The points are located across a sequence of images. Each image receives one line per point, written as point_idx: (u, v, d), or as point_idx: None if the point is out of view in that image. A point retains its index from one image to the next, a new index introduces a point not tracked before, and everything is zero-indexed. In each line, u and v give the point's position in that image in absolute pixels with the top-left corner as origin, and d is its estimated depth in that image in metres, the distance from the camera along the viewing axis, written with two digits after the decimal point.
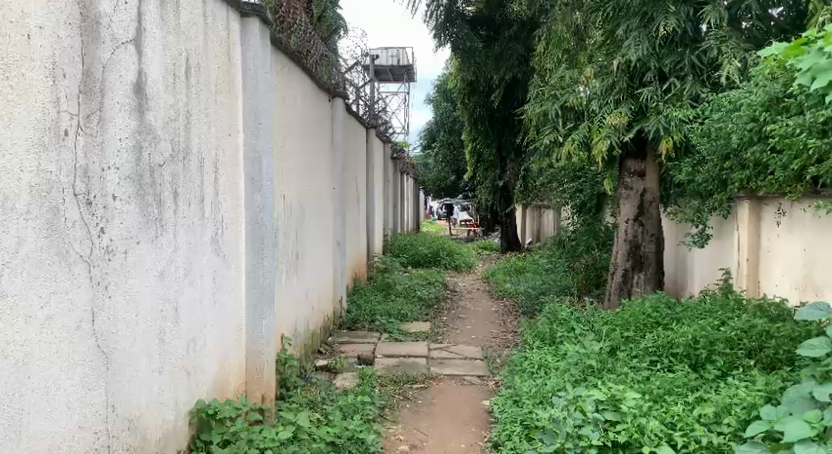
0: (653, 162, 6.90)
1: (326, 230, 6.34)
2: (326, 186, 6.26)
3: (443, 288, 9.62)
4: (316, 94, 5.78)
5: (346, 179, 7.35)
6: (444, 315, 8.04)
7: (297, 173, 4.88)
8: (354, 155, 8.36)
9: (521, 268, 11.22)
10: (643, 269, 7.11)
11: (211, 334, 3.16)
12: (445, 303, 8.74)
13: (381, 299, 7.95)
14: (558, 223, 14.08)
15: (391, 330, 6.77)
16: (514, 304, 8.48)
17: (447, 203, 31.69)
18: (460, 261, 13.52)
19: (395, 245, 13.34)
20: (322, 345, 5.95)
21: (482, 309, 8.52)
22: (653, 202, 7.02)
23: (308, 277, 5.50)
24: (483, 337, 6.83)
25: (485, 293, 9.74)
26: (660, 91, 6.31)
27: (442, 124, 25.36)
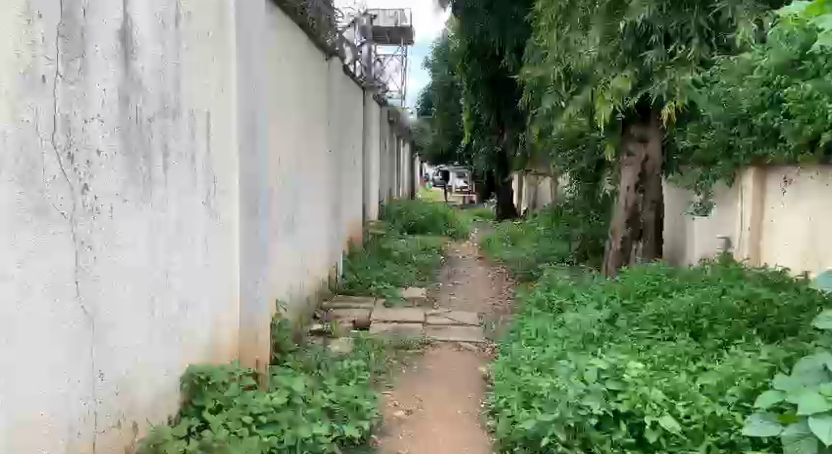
0: (657, 128, 6.78)
1: (322, 196, 6.25)
2: (322, 152, 6.15)
3: (439, 254, 9.56)
4: (313, 56, 5.63)
5: (342, 145, 7.22)
6: (441, 281, 7.97)
7: (293, 137, 4.77)
8: (351, 120, 8.22)
9: (518, 235, 11.16)
10: (642, 238, 7.07)
11: (204, 297, 3.07)
12: (442, 270, 8.68)
13: (378, 265, 7.88)
14: (555, 190, 14.00)
15: (387, 295, 6.71)
16: (510, 271, 8.43)
17: (443, 169, 31.53)
18: (456, 228, 13.44)
19: (391, 210, 13.25)
20: (317, 310, 5.90)
21: (479, 275, 8.47)
22: (655, 169, 6.92)
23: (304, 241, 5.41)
24: (480, 303, 6.79)
25: (481, 260, 9.68)
26: (666, 55, 6.17)
27: (440, 89, 25.07)
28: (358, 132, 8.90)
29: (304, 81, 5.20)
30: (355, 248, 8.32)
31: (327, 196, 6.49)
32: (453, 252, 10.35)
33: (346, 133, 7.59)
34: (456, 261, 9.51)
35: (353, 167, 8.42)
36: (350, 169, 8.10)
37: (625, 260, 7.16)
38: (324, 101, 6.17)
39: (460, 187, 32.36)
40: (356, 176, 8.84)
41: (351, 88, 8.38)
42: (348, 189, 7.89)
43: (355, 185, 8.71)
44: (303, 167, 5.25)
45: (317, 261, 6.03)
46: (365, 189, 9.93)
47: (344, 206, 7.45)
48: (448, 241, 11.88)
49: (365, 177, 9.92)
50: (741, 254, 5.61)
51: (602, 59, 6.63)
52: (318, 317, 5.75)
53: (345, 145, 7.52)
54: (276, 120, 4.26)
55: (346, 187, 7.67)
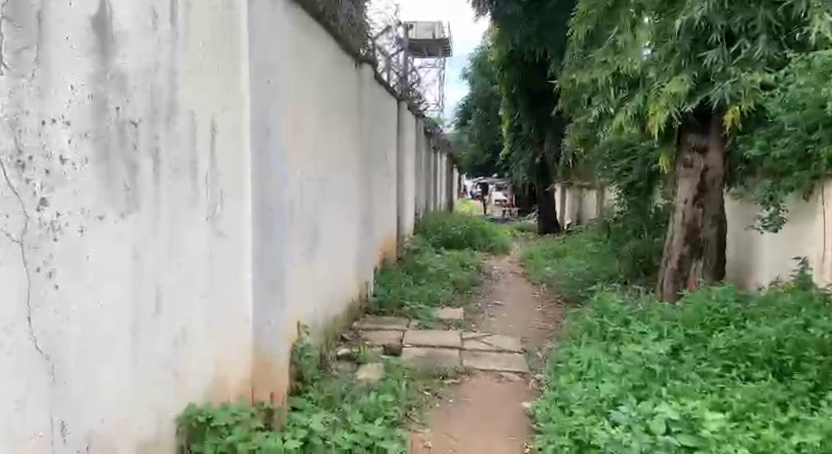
0: (717, 137, 6.22)
1: (351, 209, 5.86)
2: (351, 163, 5.77)
3: (477, 272, 9.08)
4: (340, 59, 5.28)
5: (374, 157, 6.85)
6: (481, 301, 7.49)
7: (315, 145, 4.40)
8: (384, 130, 7.86)
9: (563, 251, 10.60)
10: (701, 256, 6.48)
11: (205, 326, 2.65)
12: (482, 289, 8.18)
13: (413, 282, 7.45)
14: (600, 204, 13.40)
15: (421, 316, 6.25)
16: (554, 291, 7.90)
17: (482, 182, 31.02)
18: (496, 243, 12.93)
19: (429, 225, 12.82)
20: (346, 332, 5.48)
21: (520, 295, 7.96)
22: (715, 181, 6.34)
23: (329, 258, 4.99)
24: (521, 327, 6.30)
25: (523, 278, 9.16)
26: (727, 54, 5.66)
27: (479, 101, 24.67)
28: (391, 144, 8.54)
29: (329, 86, 4.84)
30: (389, 264, 7.89)
31: (356, 209, 6.11)
32: (494, 269, 9.85)
33: (378, 144, 7.22)
34: (497, 279, 9.00)
35: (386, 180, 8.04)
36: (383, 182, 7.72)
37: (683, 281, 6.59)
38: (353, 108, 5.81)
39: (499, 200, 31.77)
40: (390, 190, 8.46)
41: (384, 97, 8.03)
42: (381, 203, 7.50)
43: (389, 199, 8.33)
44: (328, 178, 4.88)
45: (345, 279, 5.64)
46: (401, 203, 9.54)
47: (376, 221, 7.06)
48: (488, 257, 11.38)
49: (400, 191, 9.53)
50: (824, 277, 5.11)
51: (657, 62, 6.16)
52: (348, 340, 5.34)
53: (377, 156, 7.15)
54: (295, 126, 3.89)
55: (378, 200, 7.29)
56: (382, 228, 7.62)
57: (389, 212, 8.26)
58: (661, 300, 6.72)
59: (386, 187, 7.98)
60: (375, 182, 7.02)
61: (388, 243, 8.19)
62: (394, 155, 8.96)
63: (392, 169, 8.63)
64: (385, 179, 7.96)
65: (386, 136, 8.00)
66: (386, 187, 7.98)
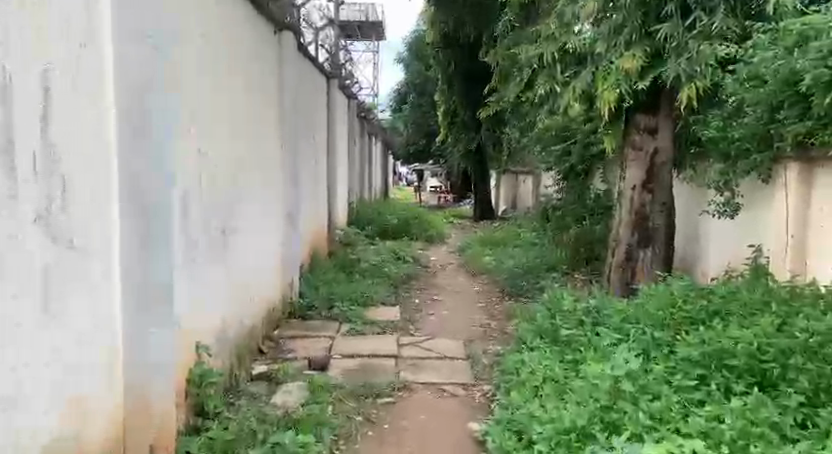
0: (667, 117, 5.80)
1: (273, 203, 5.21)
2: (273, 150, 5.13)
3: (414, 264, 8.49)
4: (254, 29, 4.57)
5: (301, 144, 6.25)
6: (418, 297, 6.91)
7: (223, 129, 3.75)
8: (312, 117, 7.24)
9: (502, 239, 10.13)
10: (650, 245, 6.02)
11: (49, 375, 1.95)
12: (419, 283, 7.61)
13: (344, 279, 6.79)
14: (538, 190, 13.05)
15: (352, 319, 5.61)
16: (495, 284, 7.39)
17: (416, 169, 30.48)
18: (433, 232, 12.39)
19: (361, 214, 12.15)
20: (264, 343, 4.83)
21: (460, 289, 7.41)
22: (665, 165, 5.92)
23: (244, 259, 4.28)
24: (463, 327, 5.75)
25: (461, 269, 8.64)
26: (681, 28, 5.17)
27: (413, 85, 24.06)
28: (320, 132, 7.89)
29: (240, 60, 4.20)
30: (317, 259, 7.19)
31: (281, 202, 5.47)
32: (431, 260, 9.30)
33: (305, 131, 6.59)
34: (434, 271, 8.45)
35: (316, 172, 7.42)
36: (312, 173, 7.09)
37: (630, 274, 6.12)
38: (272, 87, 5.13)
39: (434, 187, 31.35)
40: (320, 182, 7.83)
41: (312, 80, 7.37)
42: (310, 196, 6.86)
43: (319, 191, 7.66)
44: (243, 167, 4.23)
45: (266, 282, 4.99)
46: (331, 192, 8.85)
47: (303, 215, 6.43)
48: (425, 247, 10.83)
49: (331, 180, 8.83)
50: (782, 269, 4.62)
51: (606, 36, 5.61)
52: (265, 354, 4.66)
53: (305, 144, 6.53)
54: (195, 103, 3.24)
55: (307, 192, 6.66)
56: (311, 222, 6.98)
57: (319, 206, 7.62)
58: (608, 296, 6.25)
59: (315, 179, 7.35)
60: (303, 172, 6.42)
61: (317, 237, 7.52)
62: (324, 144, 8.31)
63: (321, 160, 7.99)
64: (314, 170, 7.32)
65: (313, 118, 7.32)
66: (315, 178, 7.34)
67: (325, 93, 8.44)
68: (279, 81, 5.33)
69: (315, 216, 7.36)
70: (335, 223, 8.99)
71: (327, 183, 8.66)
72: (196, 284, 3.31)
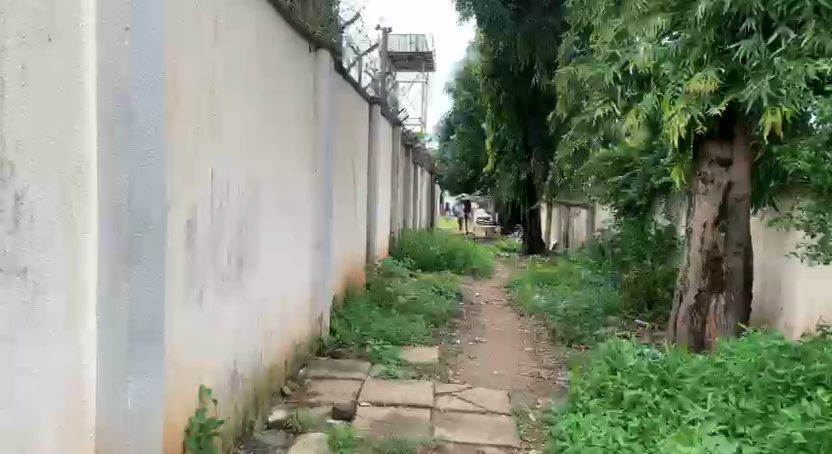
0: (743, 147, 5.16)
1: (301, 232, 4.80)
2: (302, 174, 4.75)
3: (457, 300, 7.95)
4: (283, 38, 4.17)
5: (336, 170, 5.87)
6: (460, 337, 6.35)
7: (241, 146, 3.36)
8: (351, 146, 6.90)
9: (552, 276, 9.49)
10: (724, 290, 5.36)
11: None
12: (462, 321, 7.04)
13: (381, 314, 6.28)
14: (591, 224, 12.38)
15: (386, 359, 5.09)
16: (545, 326, 6.78)
17: (464, 200, 29.97)
18: (479, 265, 11.82)
19: (405, 245, 11.68)
20: (288, 383, 4.36)
21: (506, 329, 6.83)
22: (742, 200, 5.26)
23: (261, 289, 3.80)
24: (509, 375, 5.17)
25: (508, 308, 8.04)
26: (764, 46, 4.57)
27: (463, 115, 23.70)
28: (359, 162, 7.51)
29: (265, 69, 3.80)
30: (353, 291, 6.71)
31: (311, 232, 5.05)
32: (475, 296, 8.72)
33: (342, 157, 6.22)
34: (479, 308, 7.88)
35: (353, 203, 7.01)
36: (349, 202, 6.69)
37: (701, 321, 5.46)
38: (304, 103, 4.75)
39: (482, 219, 30.75)
40: (358, 213, 7.41)
41: (352, 106, 7.04)
42: (345, 227, 6.44)
43: (356, 222, 7.23)
44: (265, 189, 3.84)
45: (292, 319, 4.53)
46: (370, 221, 8.40)
47: (337, 247, 6.00)
48: (470, 282, 10.25)
49: (370, 208, 8.39)
50: None
51: (674, 55, 5.00)
52: (287, 397, 4.18)
53: (341, 171, 6.15)
54: (203, 113, 2.87)
55: (343, 222, 6.24)
56: (346, 255, 6.54)
57: (356, 238, 7.19)
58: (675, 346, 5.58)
59: (352, 210, 6.94)
60: (339, 200, 6.03)
61: (353, 268, 7.05)
62: (364, 174, 7.92)
63: (360, 191, 7.59)
64: (352, 201, 6.92)
65: (352, 139, 6.92)
66: (352, 209, 6.93)
67: (366, 121, 8.09)
68: (313, 102, 4.99)
69: (352, 248, 6.90)
70: (374, 254, 8.52)
71: (366, 211, 8.21)
72: (203, 318, 2.86)
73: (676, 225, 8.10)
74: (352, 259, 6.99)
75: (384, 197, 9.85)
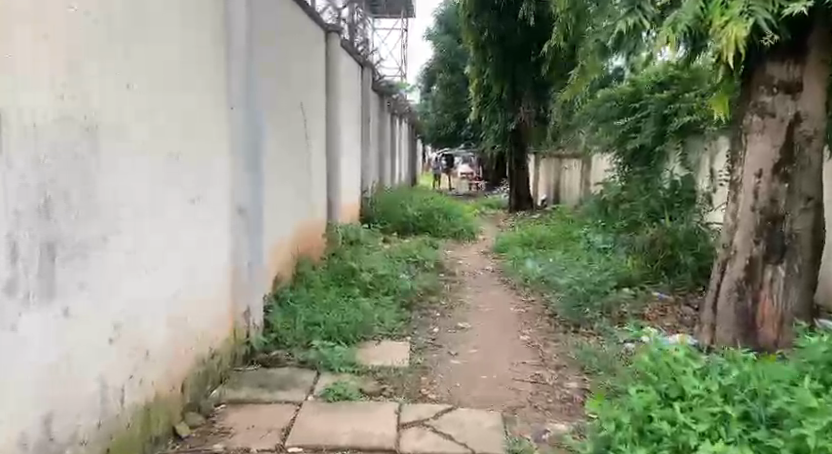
0: (817, 60, 3.81)
1: (211, 198, 3.42)
2: (210, 116, 3.35)
3: (436, 273, 6.64)
4: None
5: (270, 115, 4.47)
6: (437, 323, 5.06)
7: (41, 57, 1.98)
8: (300, 89, 5.49)
9: (546, 239, 8.19)
10: (784, 258, 4.01)
11: None
12: (442, 301, 5.75)
13: (336, 298, 4.93)
14: (587, 177, 11.05)
15: (330, 363, 3.81)
16: (543, 303, 5.50)
17: (446, 154, 28.55)
18: (462, 226, 10.49)
19: (378, 205, 10.30)
20: (186, 422, 3.04)
21: (496, 309, 5.55)
22: (813, 139, 3.90)
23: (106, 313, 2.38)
24: (502, 379, 3.89)
25: (497, 279, 6.75)
26: None
27: (444, 63, 22.08)
28: (313, 110, 6.10)
29: None
30: (303, 272, 5.34)
31: (231, 197, 3.68)
32: (458, 265, 7.41)
33: (282, 99, 4.82)
34: (462, 281, 6.57)
35: (302, 160, 5.61)
36: (295, 159, 5.29)
37: (750, 299, 4.09)
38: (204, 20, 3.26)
39: (465, 174, 29.41)
40: (312, 174, 6.03)
41: (303, 37, 5.62)
42: (288, 191, 5.06)
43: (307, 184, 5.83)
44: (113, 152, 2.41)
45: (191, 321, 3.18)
46: (331, 181, 6.99)
47: (274, 216, 4.63)
48: (452, 246, 8.94)
49: (332, 168, 6.99)
50: None
51: None
52: (183, 441, 2.92)
53: (279, 115, 4.74)
54: None
55: (282, 184, 4.85)
56: (290, 226, 5.16)
57: (306, 204, 5.79)
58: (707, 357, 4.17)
59: (301, 169, 5.55)
60: (276, 157, 4.65)
61: (304, 244, 5.67)
62: (322, 126, 6.52)
63: (315, 146, 6.19)
64: (301, 159, 5.52)
65: (299, 79, 5.44)
66: (301, 170, 5.55)
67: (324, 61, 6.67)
68: (226, 16, 3.55)
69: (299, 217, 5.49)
70: (336, 220, 7.14)
71: (325, 170, 6.80)
72: None
73: (693, 174, 6.79)
74: (301, 232, 5.57)
75: (351, 152, 8.44)
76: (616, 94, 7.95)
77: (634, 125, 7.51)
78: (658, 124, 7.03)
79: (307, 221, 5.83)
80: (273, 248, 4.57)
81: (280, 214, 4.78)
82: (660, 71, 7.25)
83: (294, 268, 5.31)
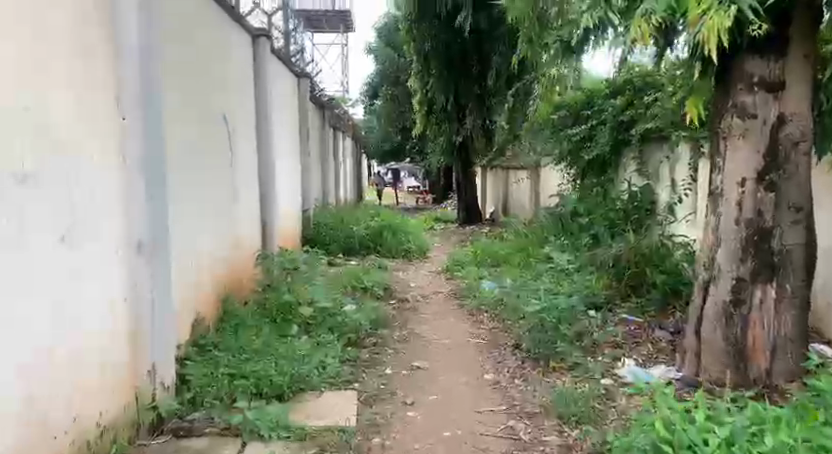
0: (801, 52, 3.41)
1: (92, 232, 2.75)
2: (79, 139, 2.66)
3: (385, 301, 6.07)
4: None
5: (175, 129, 3.81)
6: (388, 364, 4.47)
7: None
8: (218, 99, 4.83)
9: (500, 256, 7.72)
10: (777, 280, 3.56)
11: None
12: (392, 333, 5.16)
13: (270, 341, 4.29)
14: (537, 188, 10.68)
15: (261, 428, 3.17)
16: (504, 332, 5.00)
17: (392, 168, 28.08)
18: (411, 243, 9.96)
19: (321, 226, 9.67)
20: None
21: (452, 341, 5.01)
22: (801, 143, 3.48)
23: None
24: (467, 434, 3.34)
25: (451, 304, 6.21)
26: None
27: (386, 76, 21.63)
28: (237, 124, 5.44)
29: None
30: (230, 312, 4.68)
31: (120, 237, 2.98)
32: (409, 289, 6.85)
33: (193, 110, 4.16)
34: (413, 308, 6.01)
35: (223, 182, 4.93)
36: (212, 180, 4.62)
37: (741, 325, 3.63)
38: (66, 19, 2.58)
39: (411, 188, 28.97)
40: (237, 197, 5.36)
41: (222, 44, 4.98)
42: (204, 218, 4.38)
43: (230, 208, 5.16)
44: None
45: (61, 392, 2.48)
46: (263, 203, 6.32)
47: (185, 248, 3.94)
48: (401, 267, 8.38)
49: (264, 189, 6.33)
50: None
51: None
52: None
53: (189, 128, 4.08)
54: None
55: (196, 210, 4.17)
56: (208, 258, 4.48)
57: (230, 231, 5.11)
58: (692, 395, 3.69)
59: (221, 192, 4.87)
60: (186, 178, 3.98)
61: (228, 278, 4.99)
62: (249, 143, 5.85)
63: (240, 165, 5.52)
64: (221, 180, 4.85)
65: (216, 93, 4.78)
66: (222, 193, 4.89)
67: (250, 71, 6.03)
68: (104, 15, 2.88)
69: (221, 248, 4.82)
70: (272, 247, 6.47)
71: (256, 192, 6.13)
72: None
73: (652, 183, 6.41)
74: (224, 265, 4.90)
75: (287, 171, 7.79)
76: (569, 102, 7.59)
77: (587, 134, 7.14)
78: (612, 133, 6.66)
79: (233, 251, 5.15)
80: (184, 286, 3.88)
81: (193, 250, 4.10)
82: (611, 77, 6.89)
83: (216, 307, 4.63)
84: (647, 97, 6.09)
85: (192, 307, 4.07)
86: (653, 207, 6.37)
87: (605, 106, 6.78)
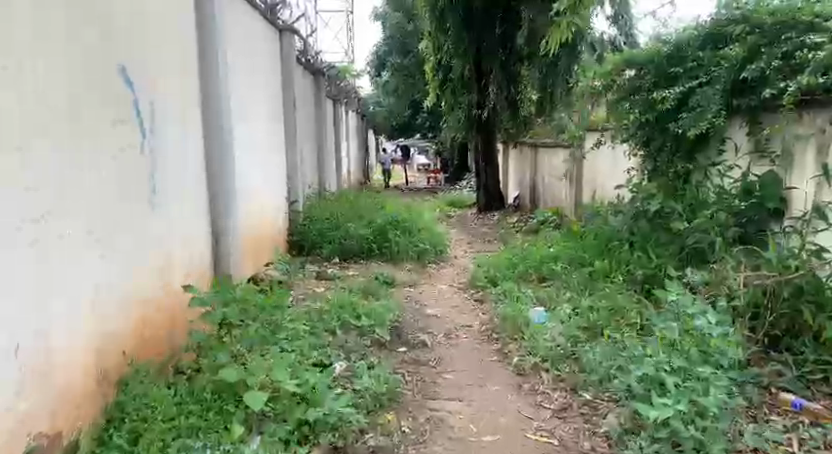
0: None
1: None
2: None
3: (397, 352, 4.15)
4: None
5: None
6: None
7: None
8: (106, 44, 2.86)
9: (550, 270, 5.74)
10: None
11: None
12: (402, 420, 3.22)
13: None
14: (579, 175, 8.67)
15: None
16: (594, 427, 3.07)
17: (402, 146, 26.01)
18: (431, 240, 8.01)
19: (313, 220, 7.72)
20: None
21: (504, 437, 3.09)
22: None
23: None
24: None
25: (490, 352, 4.27)
26: None
27: (396, 43, 19.53)
28: (159, 86, 3.47)
29: None
30: (125, 409, 2.71)
31: None
32: (427, 322, 4.89)
33: (16, 58, 2.20)
34: (436, 362, 4.05)
35: (121, 184, 2.99)
36: (87, 182, 2.66)
37: None
38: None
39: (423, 166, 26.92)
40: (160, 203, 3.42)
41: None
42: (63, 256, 2.46)
43: (144, 230, 3.21)
44: None
45: None
46: (213, 205, 4.37)
47: None
48: (415, 278, 6.42)
49: (214, 183, 4.37)
50: None
51: None
52: None
53: (2, 93, 2.13)
54: None
55: (30, 245, 2.24)
56: (78, 321, 2.55)
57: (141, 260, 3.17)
58: None
59: (115, 200, 2.92)
60: None
61: (135, 340, 3.06)
62: (184, 117, 3.88)
63: (167, 152, 3.56)
64: (114, 181, 2.91)
65: (99, 41, 2.80)
66: (117, 202, 2.93)
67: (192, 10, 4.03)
68: None
69: (116, 295, 2.88)
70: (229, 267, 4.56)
71: (202, 190, 4.17)
72: None
73: (777, 171, 4.43)
74: (124, 322, 2.96)
75: (260, 155, 5.83)
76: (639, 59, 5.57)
77: (684, 96, 5.14)
78: (728, 94, 4.66)
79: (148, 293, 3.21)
80: None
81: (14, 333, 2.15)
82: (723, 17, 4.89)
83: (100, 401, 2.71)
84: (807, 40, 4.11)
85: (16, 433, 2.16)
86: (782, 207, 4.40)
87: (718, 58, 4.78)
